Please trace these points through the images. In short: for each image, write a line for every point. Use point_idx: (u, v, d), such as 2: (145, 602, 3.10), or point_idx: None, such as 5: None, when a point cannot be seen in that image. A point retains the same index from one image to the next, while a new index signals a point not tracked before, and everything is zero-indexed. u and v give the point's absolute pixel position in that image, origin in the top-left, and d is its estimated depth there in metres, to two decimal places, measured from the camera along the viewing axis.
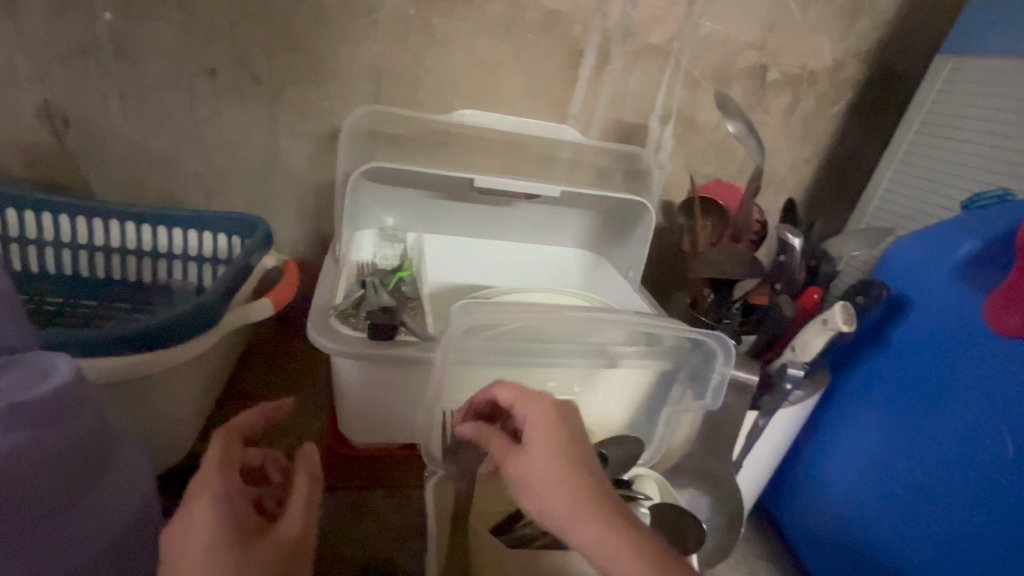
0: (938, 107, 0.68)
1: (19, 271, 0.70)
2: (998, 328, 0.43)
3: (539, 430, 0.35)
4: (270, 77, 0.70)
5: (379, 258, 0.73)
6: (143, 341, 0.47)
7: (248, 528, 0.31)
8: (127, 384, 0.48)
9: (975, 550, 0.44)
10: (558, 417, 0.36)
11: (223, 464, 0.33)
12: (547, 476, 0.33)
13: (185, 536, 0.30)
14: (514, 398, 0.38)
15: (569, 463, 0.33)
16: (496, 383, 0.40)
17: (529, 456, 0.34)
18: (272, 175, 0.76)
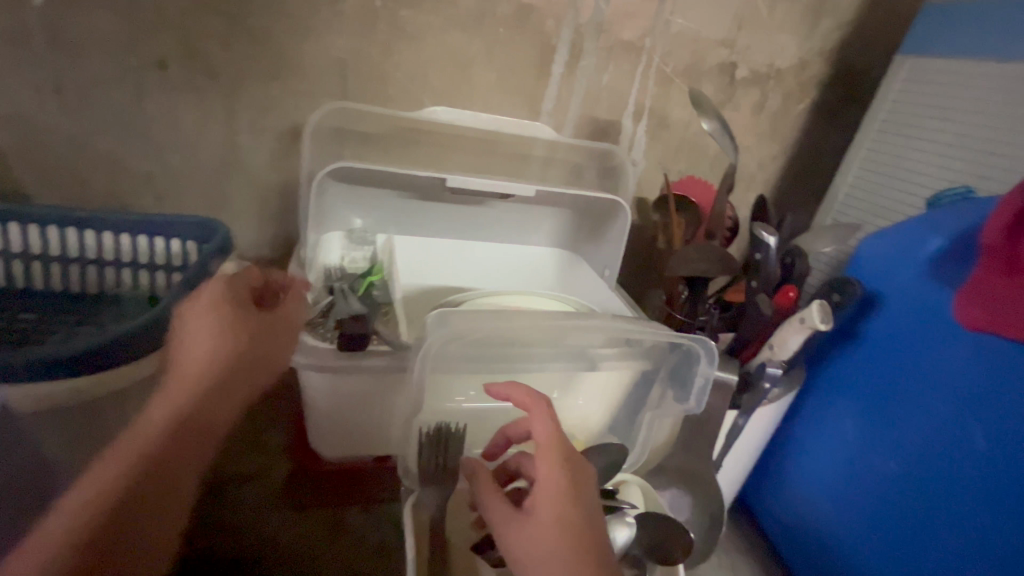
0: (899, 105, 0.69)
1: None
2: (966, 322, 0.44)
3: (552, 495, 0.37)
4: (225, 71, 0.65)
5: (347, 261, 0.70)
6: (88, 360, 0.45)
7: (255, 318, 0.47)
8: (72, 409, 0.46)
9: (946, 543, 0.45)
10: (572, 488, 0.37)
11: (221, 297, 0.46)
12: (548, 543, 0.35)
13: (197, 339, 0.44)
14: (542, 442, 0.39)
15: (573, 536, 0.35)
16: (539, 414, 0.40)
17: (537, 517, 0.36)
18: (230, 175, 0.71)
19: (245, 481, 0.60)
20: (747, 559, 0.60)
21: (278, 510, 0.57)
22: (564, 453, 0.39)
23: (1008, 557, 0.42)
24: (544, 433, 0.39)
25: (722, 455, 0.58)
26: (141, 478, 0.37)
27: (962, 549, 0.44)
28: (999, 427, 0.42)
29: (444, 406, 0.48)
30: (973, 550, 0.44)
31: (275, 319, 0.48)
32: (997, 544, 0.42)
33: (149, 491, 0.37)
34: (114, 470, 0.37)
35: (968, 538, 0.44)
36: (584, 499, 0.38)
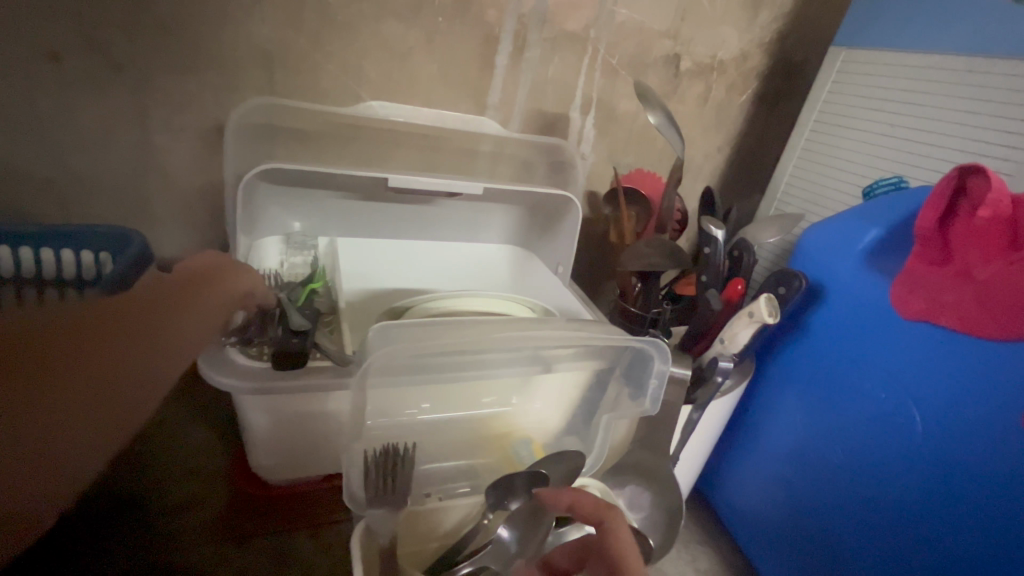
0: (835, 96, 0.71)
1: None
2: (904, 311, 0.45)
3: None
4: (133, 63, 0.59)
5: (286, 268, 0.64)
6: None
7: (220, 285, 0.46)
8: None
9: (890, 527, 0.47)
10: None
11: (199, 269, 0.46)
12: None
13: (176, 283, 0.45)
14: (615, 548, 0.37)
15: None
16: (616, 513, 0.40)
17: None
18: (147, 178, 0.65)
19: (176, 512, 0.53)
20: (705, 550, 0.61)
21: (218, 543, 0.52)
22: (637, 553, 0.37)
23: (948, 539, 0.43)
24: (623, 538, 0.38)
25: (679, 450, 0.57)
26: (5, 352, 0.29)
27: (905, 533, 0.46)
28: (935, 410, 0.44)
29: (392, 422, 0.45)
30: (915, 533, 0.45)
31: (217, 277, 0.44)
32: (937, 527, 0.44)
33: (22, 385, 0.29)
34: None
35: (910, 521, 0.45)
36: None
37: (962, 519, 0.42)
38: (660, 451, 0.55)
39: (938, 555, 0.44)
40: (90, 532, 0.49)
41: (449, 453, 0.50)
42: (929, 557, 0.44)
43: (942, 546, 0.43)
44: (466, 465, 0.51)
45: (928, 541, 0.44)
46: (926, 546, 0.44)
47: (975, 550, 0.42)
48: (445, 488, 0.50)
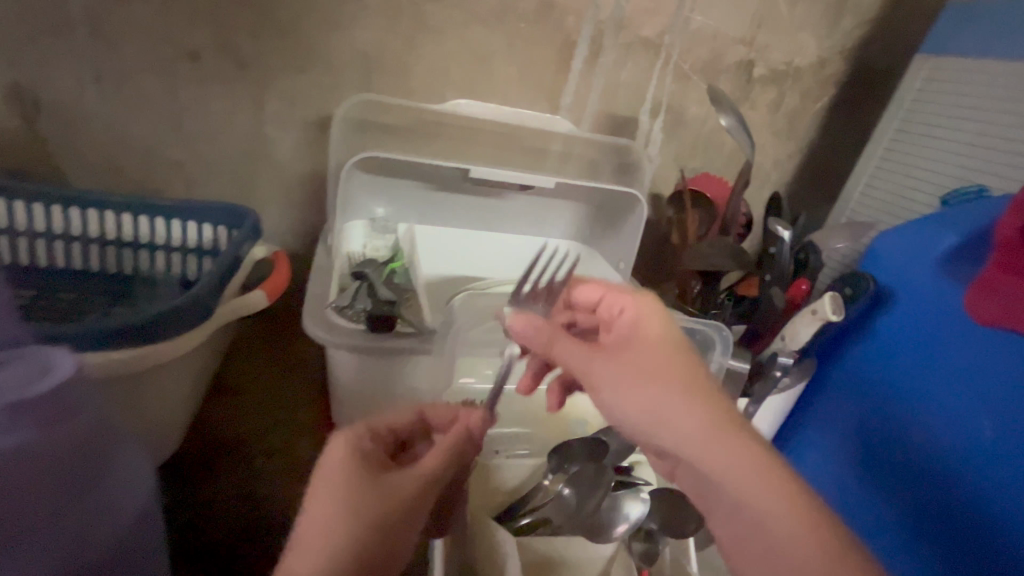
0: (918, 103, 0.70)
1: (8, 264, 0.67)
2: (977, 316, 0.45)
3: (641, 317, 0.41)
4: (258, 62, 0.68)
5: (370, 250, 0.72)
6: (141, 333, 0.46)
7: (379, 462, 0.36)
8: (123, 378, 0.47)
9: (958, 539, 0.45)
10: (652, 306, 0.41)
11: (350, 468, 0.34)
12: (630, 367, 0.37)
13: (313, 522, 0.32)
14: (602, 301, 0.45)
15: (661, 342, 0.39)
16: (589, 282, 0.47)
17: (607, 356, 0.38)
18: (259, 164, 0.74)
19: (274, 455, 0.62)
20: None
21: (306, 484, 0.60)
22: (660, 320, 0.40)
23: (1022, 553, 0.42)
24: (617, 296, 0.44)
25: None
26: None
27: (974, 546, 0.44)
28: (1005, 416, 0.44)
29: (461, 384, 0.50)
30: (984, 547, 0.44)
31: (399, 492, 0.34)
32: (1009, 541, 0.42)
33: None
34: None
35: (980, 535, 0.44)
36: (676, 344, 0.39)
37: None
38: None
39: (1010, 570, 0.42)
40: (205, 465, 0.60)
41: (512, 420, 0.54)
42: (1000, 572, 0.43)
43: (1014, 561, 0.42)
44: (525, 434, 0.55)
45: (1000, 556, 0.43)
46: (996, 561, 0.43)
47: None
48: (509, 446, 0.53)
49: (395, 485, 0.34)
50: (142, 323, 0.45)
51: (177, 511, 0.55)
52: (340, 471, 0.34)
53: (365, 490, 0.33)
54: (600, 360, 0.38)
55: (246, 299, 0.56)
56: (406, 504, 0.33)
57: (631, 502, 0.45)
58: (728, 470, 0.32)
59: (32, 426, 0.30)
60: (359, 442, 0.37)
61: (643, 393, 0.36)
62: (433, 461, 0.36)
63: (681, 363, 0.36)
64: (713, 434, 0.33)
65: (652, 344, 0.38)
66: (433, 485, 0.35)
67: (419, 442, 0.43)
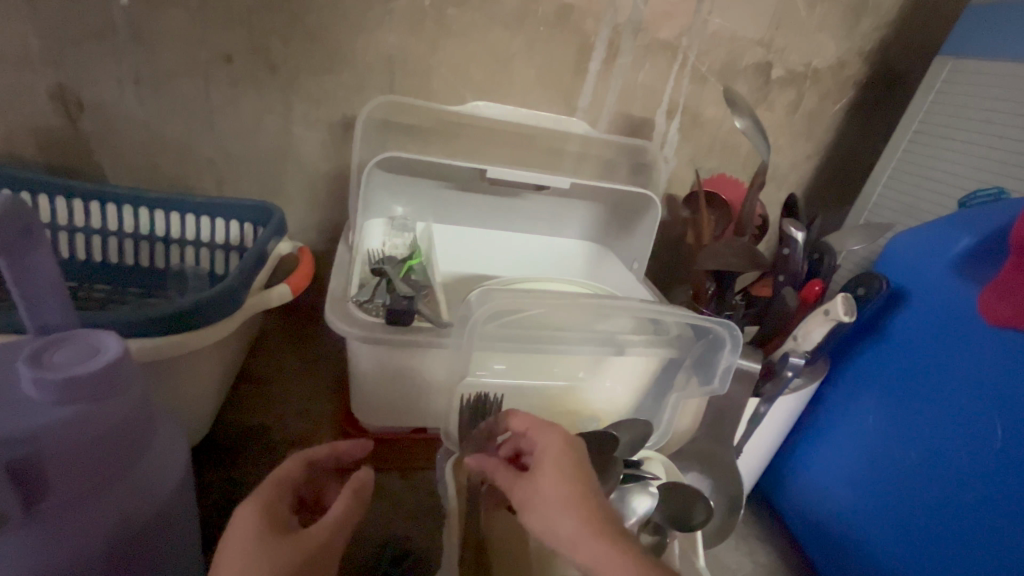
0: (937, 105, 0.70)
1: (67, 258, 0.72)
2: (990, 318, 0.45)
3: (547, 452, 0.37)
4: (286, 65, 0.71)
5: (388, 247, 0.74)
6: (182, 321, 0.49)
7: (280, 516, 0.35)
8: (157, 364, 0.49)
9: (970, 540, 0.45)
10: (565, 438, 0.38)
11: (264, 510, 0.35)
12: (552, 494, 0.34)
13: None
14: (526, 428, 0.41)
15: (566, 468, 0.36)
16: (512, 412, 0.42)
17: (535, 478, 0.36)
18: (285, 163, 0.77)
19: (295, 443, 0.63)
20: (765, 546, 0.62)
21: None
22: (567, 447, 0.37)
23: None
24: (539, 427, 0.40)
25: (743, 442, 0.59)
26: None
27: (985, 548, 0.44)
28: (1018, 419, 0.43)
29: (475, 377, 0.52)
30: (995, 550, 0.44)
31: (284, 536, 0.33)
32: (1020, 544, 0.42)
33: None
34: None
35: (992, 537, 0.44)
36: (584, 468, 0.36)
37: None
38: (724, 440, 0.58)
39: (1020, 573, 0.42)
40: (229, 454, 0.61)
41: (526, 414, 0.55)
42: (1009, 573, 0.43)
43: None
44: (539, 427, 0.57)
45: (1010, 559, 0.43)
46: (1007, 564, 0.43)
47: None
48: None
49: (305, 541, 0.34)
50: (179, 310, 0.48)
51: (203, 496, 0.55)
52: (236, 539, 0.33)
53: (274, 539, 0.33)
54: (516, 488, 0.37)
55: (273, 293, 0.59)
56: (315, 556, 0.34)
57: (640, 495, 0.45)
58: (595, 556, 0.31)
59: (76, 401, 0.32)
60: (273, 498, 0.36)
61: (547, 522, 0.33)
62: (340, 508, 0.37)
63: (572, 493, 0.34)
64: (583, 543, 0.32)
65: (548, 472, 0.36)
66: (337, 531, 0.36)
67: (328, 484, 0.44)
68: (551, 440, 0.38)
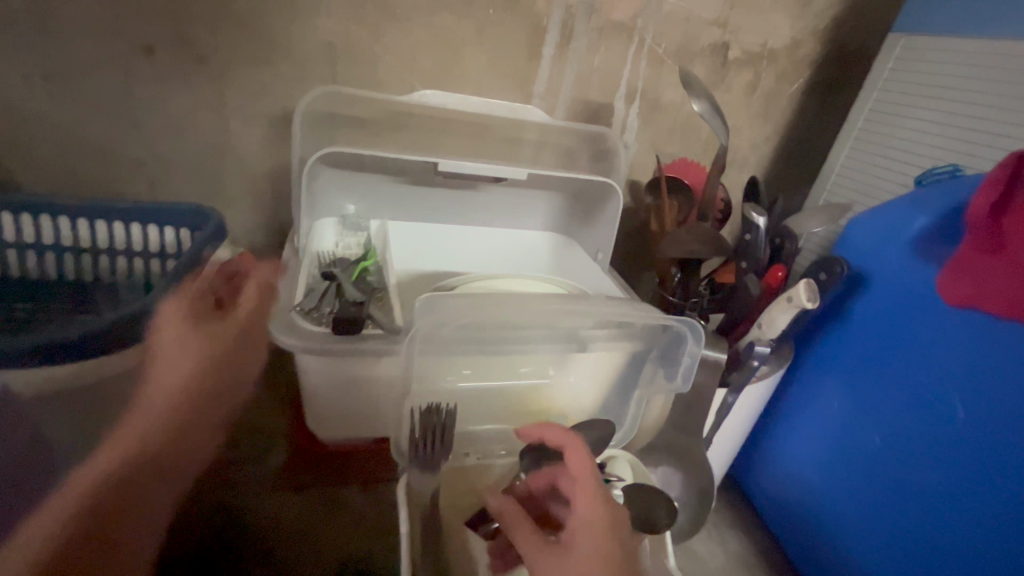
0: (890, 84, 0.69)
1: None
2: (948, 297, 0.44)
3: (590, 525, 0.38)
4: (214, 56, 0.65)
5: (341, 248, 0.70)
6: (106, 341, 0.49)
7: (203, 308, 0.53)
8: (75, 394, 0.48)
9: (932, 521, 0.46)
10: (611, 514, 0.39)
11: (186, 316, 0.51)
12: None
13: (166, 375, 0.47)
14: (575, 476, 0.41)
15: (609, 552, 0.37)
16: (577, 445, 0.43)
17: (574, 551, 0.37)
18: (222, 162, 0.71)
19: (244, 464, 0.60)
20: (736, 534, 0.61)
21: (279, 492, 0.58)
22: (608, 526, 0.38)
23: (995, 536, 0.42)
24: (579, 472, 0.41)
25: (713, 432, 0.58)
26: (135, 468, 0.42)
27: (947, 527, 0.45)
28: (978, 399, 0.43)
29: (438, 386, 0.49)
30: (957, 529, 0.44)
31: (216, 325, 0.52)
32: (981, 522, 0.43)
33: (112, 532, 0.40)
34: (113, 456, 0.42)
35: (952, 516, 0.44)
36: (625, 553, 0.38)
37: (1010, 515, 0.41)
38: (693, 431, 0.56)
39: (983, 551, 0.43)
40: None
41: (489, 418, 0.53)
42: (970, 551, 0.43)
43: (985, 542, 0.43)
44: (504, 433, 0.54)
45: (971, 537, 0.43)
46: (969, 543, 0.43)
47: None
48: (483, 449, 0.53)
49: (231, 324, 0.52)
50: (62, 340, 0.46)
51: None
52: (173, 329, 0.50)
53: (198, 322, 0.51)
54: (547, 547, 0.38)
55: (209, 304, 0.54)
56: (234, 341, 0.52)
57: None
58: None
59: None
60: (141, 406, 0.45)
61: None
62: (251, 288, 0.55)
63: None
64: None
65: (589, 550, 0.37)
66: (254, 317, 0.54)
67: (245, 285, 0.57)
68: (595, 510, 0.39)
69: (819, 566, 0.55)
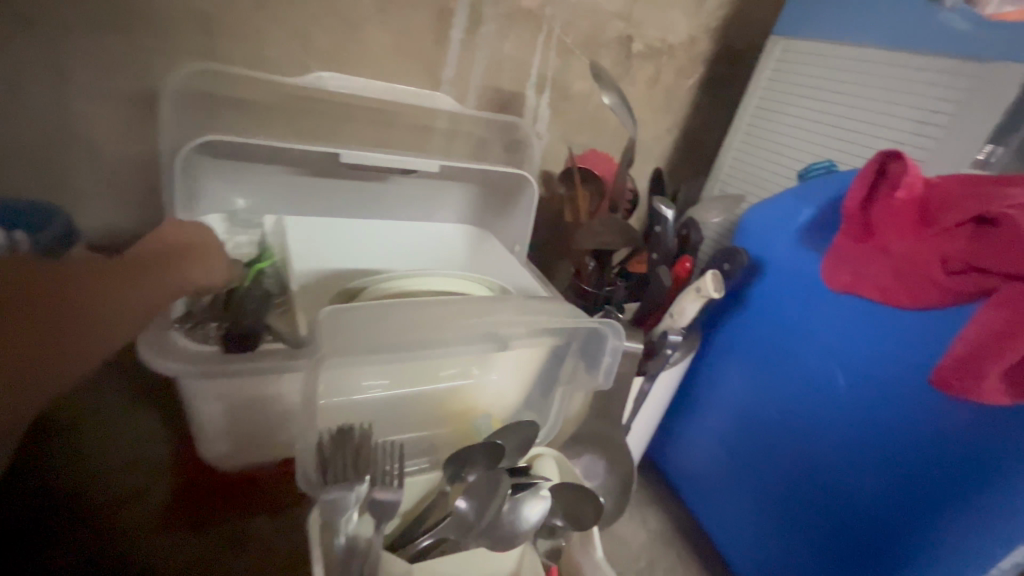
0: (774, 83, 0.76)
1: None
2: (831, 283, 0.49)
3: None
4: (45, 18, 0.53)
5: (233, 247, 0.62)
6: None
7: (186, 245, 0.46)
8: None
9: (829, 491, 0.49)
10: None
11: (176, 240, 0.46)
12: None
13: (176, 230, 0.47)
14: None
15: None
16: None
17: None
18: (67, 149, 0.59)
19: (122, 502, 0.51)
20: (656, 513, 0.65)
21: (168, 532, 0.50)
22: None
23: (883, 500, 0.45)
24: None
25: (632, 419, 0.60)
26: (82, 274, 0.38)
27: (842, 491, 0.48)
28: (855, 373, 0.47)
29: (347, 399, 0.46)
30: (854, 498, 0.47)
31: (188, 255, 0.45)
32: (868, 480, 0.46)
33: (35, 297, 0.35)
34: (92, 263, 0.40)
35: (849, 479, 0.47)
36: None
37: (890, 479, 0.44)
38: (614, 421, 0.57)
39: (873, 514, 0.45)
40: (28, 533, 0.47)
41: (406, 427, 0.50)
42: (863, 516, 0.46)
43: (870, 505, 0.46)
44: (424, 440, 0.51)
45: (862, 498, 0.46)
46: (861, 505, 0.46)
47: (910, 502, 0.43)
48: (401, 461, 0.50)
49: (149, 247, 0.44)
50: None
51: None
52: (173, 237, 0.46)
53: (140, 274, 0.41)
54: None
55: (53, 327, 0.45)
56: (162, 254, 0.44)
57: (532, 502, 0.42)
58: None
59: None
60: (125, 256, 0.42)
61: None
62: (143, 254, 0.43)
63: None
64: None
65: None
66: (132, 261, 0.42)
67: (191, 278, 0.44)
68: None
69: (742, 543, 0.57)
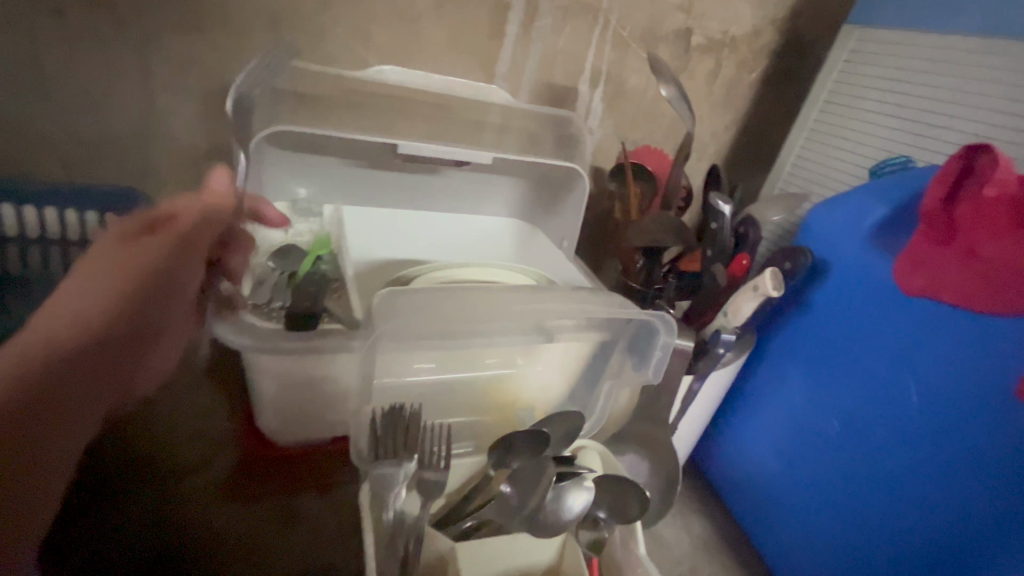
0: (845, 76, 0.71)
1: None
2: (907, 288, 0.46)
3: None
4: (138, 19, 0.58)
5: (292, 235, 0.64)
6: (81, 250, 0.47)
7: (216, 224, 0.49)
8: None
9: (895, 505, 0.47)
10: None
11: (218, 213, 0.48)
12: None
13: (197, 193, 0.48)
14: None
15: None
16: None
17: None
18: (152, 140, 0.64)
19: (188, 472, 0.54)
20: (700, 518, 0.63)
21: (226, 504, 0.53)
22: None
23: (955, 516, 0.43)
24: None
25: (679, 418, 0.59)
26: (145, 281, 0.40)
27: (909, 506, 0.46)
28: (932, 384, 0.44)
29: (398, 381, 0.47)
30: (922, 511, 0.45)
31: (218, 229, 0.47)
32: (939, 496, 0.44)
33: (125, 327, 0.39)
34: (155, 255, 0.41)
35: (917, 494, 0.45)
36: None
37: (968, 498, 0.42)
38: (660, 420, 0.56)
39: (945, 532, 0.43)
40: (109, 496, 0.51)
41: (451, 412, 0.51)
42: (933, 532, 0.44)
43: (940, 522, 0.44)
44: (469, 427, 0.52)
45: (933, 516, 0.44)
46: (931, 523, 0.44)
47: (989, 521, 0.41)
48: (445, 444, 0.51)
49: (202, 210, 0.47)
50: None
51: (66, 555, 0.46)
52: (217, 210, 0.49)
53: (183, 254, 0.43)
54: None
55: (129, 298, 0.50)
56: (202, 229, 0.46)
57: (576, 492, 0.42)
58: None
59: None
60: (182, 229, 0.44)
61: None
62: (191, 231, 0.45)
63: None
64: None
65: None
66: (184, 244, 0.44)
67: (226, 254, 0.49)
68: None
69: (790, 553, 0.55)
